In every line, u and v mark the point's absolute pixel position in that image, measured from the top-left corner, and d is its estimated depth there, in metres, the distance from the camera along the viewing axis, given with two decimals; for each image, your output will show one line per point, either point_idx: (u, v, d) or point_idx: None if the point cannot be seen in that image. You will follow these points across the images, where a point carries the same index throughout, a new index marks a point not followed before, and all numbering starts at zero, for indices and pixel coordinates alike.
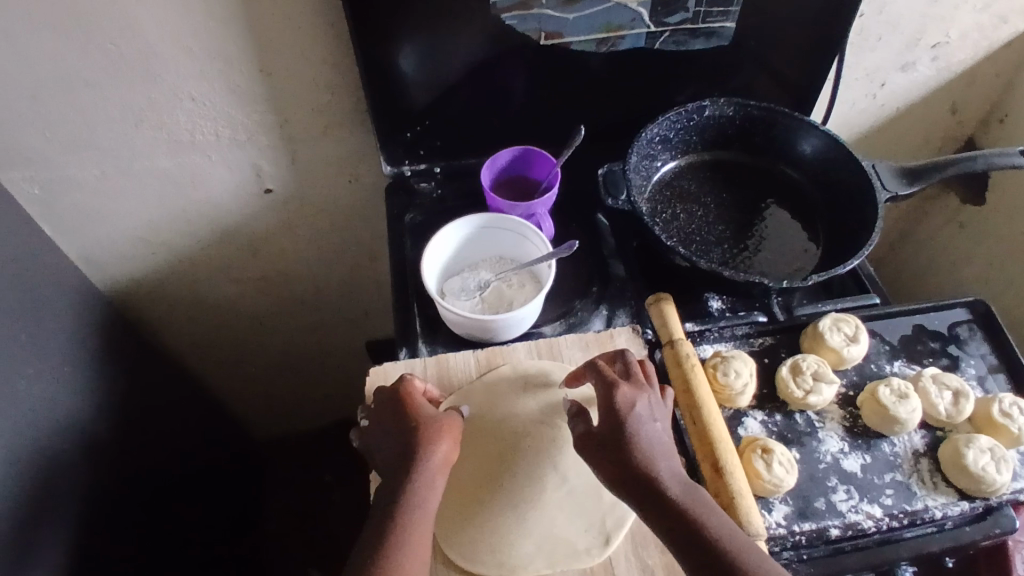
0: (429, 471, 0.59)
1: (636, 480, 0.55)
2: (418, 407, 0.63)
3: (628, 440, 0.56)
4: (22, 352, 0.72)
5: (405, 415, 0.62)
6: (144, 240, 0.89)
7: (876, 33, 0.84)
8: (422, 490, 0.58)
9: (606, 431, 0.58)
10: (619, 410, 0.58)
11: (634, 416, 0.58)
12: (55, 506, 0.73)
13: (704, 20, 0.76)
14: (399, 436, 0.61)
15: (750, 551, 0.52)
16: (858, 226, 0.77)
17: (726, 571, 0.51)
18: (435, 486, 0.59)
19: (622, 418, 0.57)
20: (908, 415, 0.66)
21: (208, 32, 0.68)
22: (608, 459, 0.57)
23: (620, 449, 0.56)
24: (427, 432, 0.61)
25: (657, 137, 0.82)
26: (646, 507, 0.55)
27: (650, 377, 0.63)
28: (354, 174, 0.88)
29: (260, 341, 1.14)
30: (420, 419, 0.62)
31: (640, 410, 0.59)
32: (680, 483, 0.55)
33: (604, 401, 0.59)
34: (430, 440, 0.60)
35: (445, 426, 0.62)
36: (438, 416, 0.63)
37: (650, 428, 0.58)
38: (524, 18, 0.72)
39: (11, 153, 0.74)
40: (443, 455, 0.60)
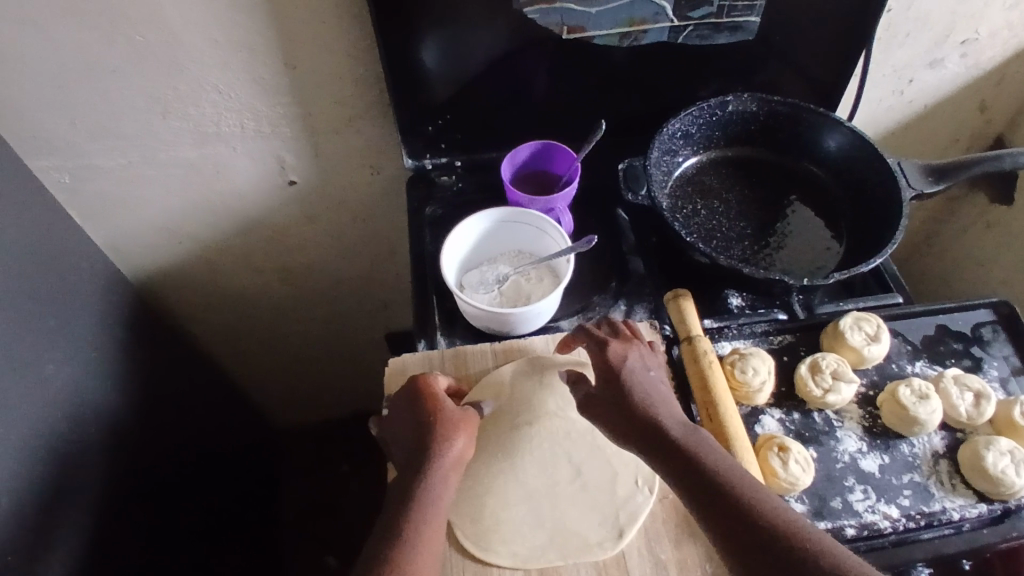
0: (445, 464, 0.60)
1: (638, 427, 0.60)
2: (442, 400, 0.64)
3: (625, 390, 0.61)
4: (49, 337, 0.74)
5: (426, 410, 0.63)
6: (169, 229, 0.91)
7: (904, 29, 0.83)
8: (437, 484, 0.59)
9: (603, 386, 0.63)
10: (612, 364, 0.63)
11: (626, 367, 0.63)
12: (77, 487, 0.75)
13: (728, 15, 0.75)
14: (419, 430, 0.62)
15: (749, 482, 0.56)
16: (881, 224, 0.76)
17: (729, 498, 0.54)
18: (450, 483, 0.60)
19: (616, 370, 0.62)
20: (927, 416, 0.66)
21: (233, 24, 0.69)
22: (611, 412, 0.61)
23: (620, 400, 0.61)
24: (447, 429, 0.62)
25: (679, 132, 0.81)
26: (650, 453, 0.59)
27: (636, 331, 0.67)
28: (375, 167, 0.89)
29: (282, 331, 1.16)
30: (442, 415, 0.62)
31: (632, 360, 0.64)
32: (681, 426, 0.59)
33: (597, 357, 0.64)
34: (450, 435, 0.61)
35: (464, 424, 0.63)
36: (458, 412, 0.64)
37: (643, 377, 0.63)
38: (547, 11, 0.72)
39: (41, 141, 0.76)
40: (458, 453, 0.62)
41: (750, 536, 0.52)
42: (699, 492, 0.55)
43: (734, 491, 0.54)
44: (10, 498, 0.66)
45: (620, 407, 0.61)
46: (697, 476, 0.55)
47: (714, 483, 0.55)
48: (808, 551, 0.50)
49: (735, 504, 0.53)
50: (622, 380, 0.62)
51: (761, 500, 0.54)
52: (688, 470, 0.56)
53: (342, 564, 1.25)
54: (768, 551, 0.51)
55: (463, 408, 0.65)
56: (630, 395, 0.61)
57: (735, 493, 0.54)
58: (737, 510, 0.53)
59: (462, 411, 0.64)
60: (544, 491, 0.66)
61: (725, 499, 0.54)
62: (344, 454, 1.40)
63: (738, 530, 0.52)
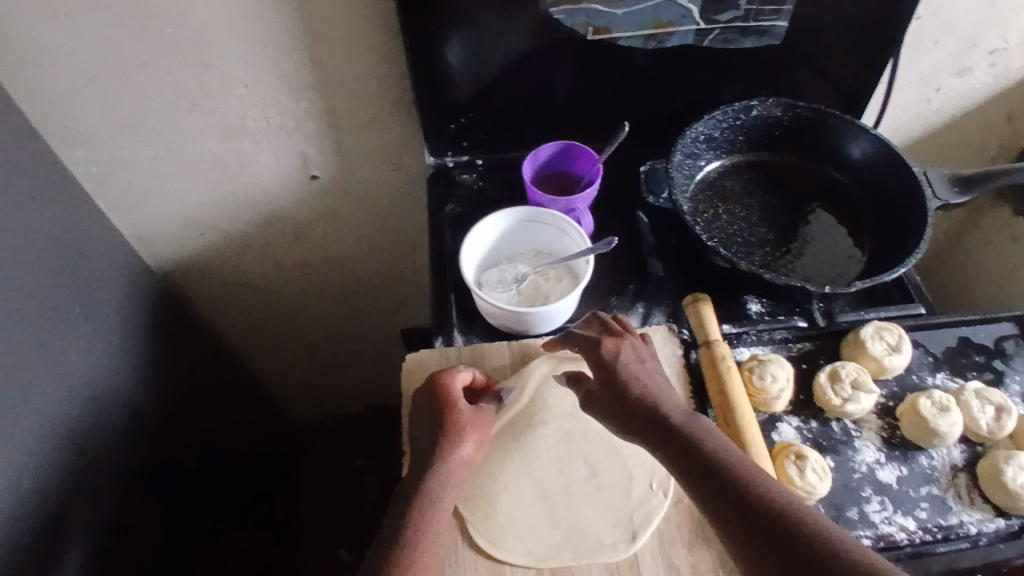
0: (454, 466, 0.62)
1: (641, 420, 0.60)
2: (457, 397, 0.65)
3: (624, 385, 0.62)
4: (73, 324, 0.75)
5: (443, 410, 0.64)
6: (193, 222, 0.92)
7: (933, 36, 0.82)
8: (445, 485, 0.61)
9: (601, 383, 0.63)
10: (606, 361, 0.63)
11: (621, 362, 0.63)
12: (96, 472, 0.76)
13: (755, 19, 0.75)
14: (431, 429, 0.63)
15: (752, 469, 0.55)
16: (906, 233, 0.76)
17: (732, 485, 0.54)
18: (456, 485, 0.62)
19: (611, 366, 0.63)
20: (947, 429, 0.65)
21: (262, 20, 0.69)
22: (613, 411, 0.62)
23: (619, 396, 0.61)
24: (459, 430, 0.63)
25: (702, 135, 0.81)
26: (654, 444, 0.59)
27: (627, 324, 0.67)
28: (397, 164, 0.89)
29: (299, 325, 1.16)
30: (457, 415, 0.63)
31: (625, 356, 0.64)
32: (684, 413, 0.60)
33: (591, 356, 0.64)
34: (460, 437, 0.63)
35: (474, 427, 0.65)
36: (471, 413, 0.65)
37: (639, 370, 0.63)
38: (573, 12, 0.72)
39: (70, 132, 0.77)
40: (465, 456, 0.63)
41: (761, 532, 0.51)
42: (703, 481, 0.55)
43: (736, 476, 0.54)
44: (34, 481, 0.67)
45: (622, 405, 0.61)
46: (700, 464, 0.56)
47: (717, 471, 0.55)
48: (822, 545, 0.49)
49: (744, 499, 0.53)
50: (620, 376, 0.62)
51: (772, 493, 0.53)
52: (694, 465, 0.56)
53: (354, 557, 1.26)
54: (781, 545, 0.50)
55: (476, 410, 0.66)
56: (630, 391, 0.61)
57: (738, 479, 0.54)
58: (747, 505, 0.52)
59: (475, 413, 0.66)
60: (559, 492, 0.66)
61: (734, 494, 0.53)
62: (359, 448, 1.40)
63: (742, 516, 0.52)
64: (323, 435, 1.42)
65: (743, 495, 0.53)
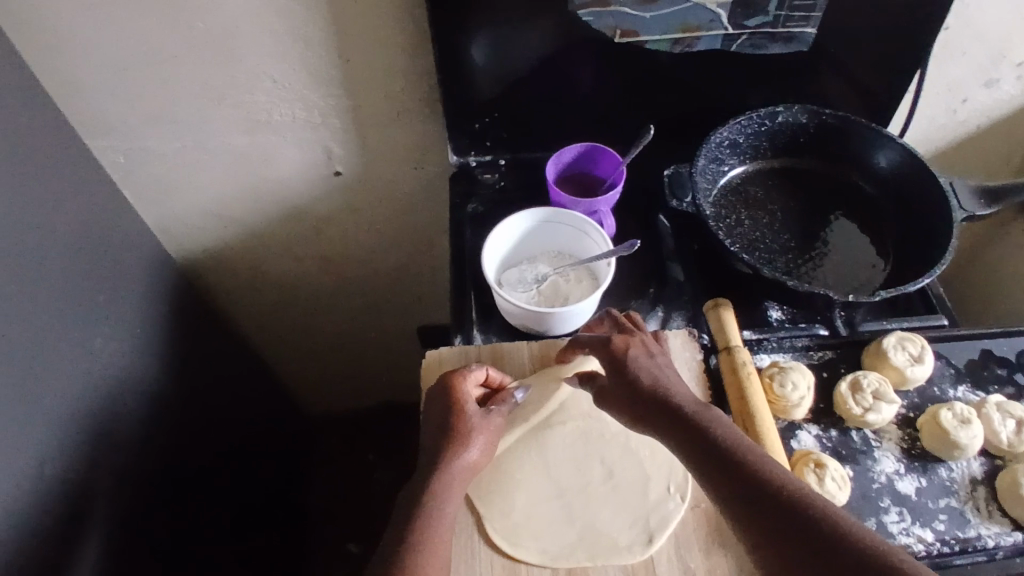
0: (459, 469, 0.62)
1: (652, 410, 0.60)
2: (467, 399, 0.65)
3: (634, 375, 0.62)
4: (97, 311, 0.76)
5: (451, 413, 0.64)
6: (216, 214, 0.93)
7: (961, 47, 0.81)
8: (449, 489, 0.61)
9: (612, 375, 0.63)
10: (616, 354, 0.63)
11: (631, 355, 0.63)
12: (113, 459, 0.77)
13: (784, 25, 0.75)
14: (439, 431, 0.63)
15: (762, 455, 0.55)
16: (930, 244, 0.75)
17: (742, 469, 0.54)
18: (460, 490, 0.62)
19: (621, 359, 0.63)
20: (969, 441, 0.64)
21: (292, 15, 0.70)
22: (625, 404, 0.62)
23: (630, 387, 0.62)
24: (466, 434, 0.63)
25: (726, 140, 0.81)
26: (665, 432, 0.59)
27: (638, 322, 0.68)
28: (419, 162, 0.90)
29: (317, 319, 1.17)
30: (464, 419, 0.63)
31: (636, 351, 0.64)
32: (695, 402, 0.60)
33: (603, 351, 0.64)
34: (467, 441, 0.63)
35: (481, 432, 0.64)
36: (479, 416, 0.65)
37: (650, 363, 0.63)
38: (601, 14, 0.72)
39: (99, 122, 0.78)
40: (471, 460, 0.63)
41: (771, 518, 0.51)
42: (714, 467, 0.55)
43: (745, 461, 0.54)
44: (55, 465, 0.68)
45: (633, 398, 0.61)
46: (711, 449, 0.56)
47: (727, 456, 0.55)
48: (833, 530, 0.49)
49: (755, 487, 0.53)
50: (630, 369, 0.62)
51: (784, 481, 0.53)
52: (706, 451, 0.56)
53: (363, 551, 1.26)
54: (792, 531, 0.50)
55: (485, 413, 0.65)
56: (640, 382, 0.62)
57: (747, 464, 0.54)
58: (758, 492, 0.52)
59: (484, 416, 0.65)
60: (575, 492, 0.66)
61: (745, 482, 0.53)
62: (371, 443, 1.41)
63: (752, 500, 0.52)
64: (335, 428, 1.42)
65: (754, 482, 0.53)
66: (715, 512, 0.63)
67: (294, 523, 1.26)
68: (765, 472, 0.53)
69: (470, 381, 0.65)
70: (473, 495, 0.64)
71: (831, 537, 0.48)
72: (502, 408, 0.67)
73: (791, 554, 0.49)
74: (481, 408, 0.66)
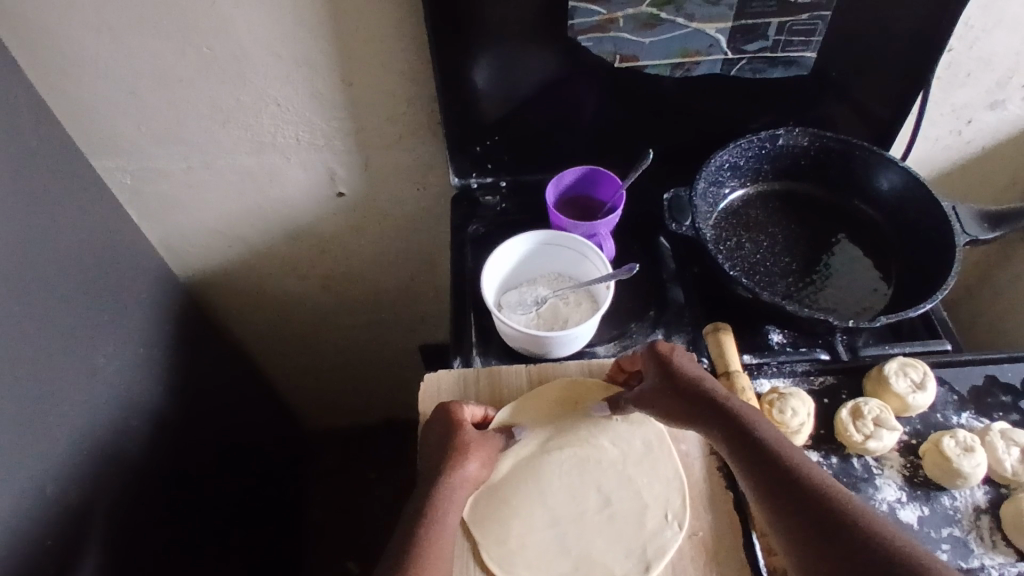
0: (458, 483, 0.61)
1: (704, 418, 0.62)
2: (463, 416, 0.64)
3: (684, 385, 0.63)
4: (101, 331, 0.76)
5: (451, 431, 0.63)
6: (221, 233, 0.94)
7: (965, 69, 0.81)
8: (448, 503, 0.60)
9: (660, 382, 0.64)
10: (666, 365, 0.63)
11: (680, 365, 0.63)
12: (114, 477, 0.77)
13: (784, 50, 0.75)
14: (438, 450, 0.62)
15: (805, 464, 0.58)
16: (934, 268, 0.75)
17: (790, 480, 0.56)
18: (461, 504, 0.61)
19: (672, 369, 0.63)
20: (972, 470, 0.63)
21: (297, 39, 0.71)
22: (669, 401, 0.64)
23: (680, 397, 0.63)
24: (463, 448, 0.62)
25: (726, 163, 0.81)
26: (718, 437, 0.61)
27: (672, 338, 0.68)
28: (422, 184, 0.91)
29: (320, 337, 1.17)
30: (461, 436, 0.63)
31: (680, 357, 0.64)
32: (745, 409, 0.61)
33: (651, 360, 0.64)
34: (464, 455, 0.62)
35: (478, 447, 0.64)
36: (476, 435, 0.64)
37: (695, 371, 0.63)
38: (601, 40, 0.73)
39: (107, 143, 0.79)
40: (470, 475, 0.62)
41: (819, 525, 0.53)
42: (765, 475, 0.57)
43: (795, 473, 0.56)
44: (54, 481, 0.68)
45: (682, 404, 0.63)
46: (762, 459, 0.58)
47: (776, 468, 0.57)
48: (868, 534, 0.52)
49: (802, 494, 0.55)
50: (681, 380, 0.63)
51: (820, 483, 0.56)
52: (757, 458, 0.58)
53: (362, 570, 1.25)
54: (829, 531, 0.53)
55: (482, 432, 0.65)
56: (690, 393, 0.62)
57: (794, 475, 0.56)
58: (804, 500, 0.55)
59: (480, 436, 0.65)
60: (570, 520, 0.64)
61: (791, 489, 0.56)
62: (371, 460, 1.41)
63: (801, 508, 0.55)
64: (336, 446, 1.42)
65: (803, 491, 0.55)
66: (713, 540, 0.62)
67: (294, 541, 1.25)
68: (808, 478, 0.56)
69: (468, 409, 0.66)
70: (470, 521, 0.63)
71: (865, 541, 0.52)
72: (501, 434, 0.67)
73: (828, 554, 0.52)
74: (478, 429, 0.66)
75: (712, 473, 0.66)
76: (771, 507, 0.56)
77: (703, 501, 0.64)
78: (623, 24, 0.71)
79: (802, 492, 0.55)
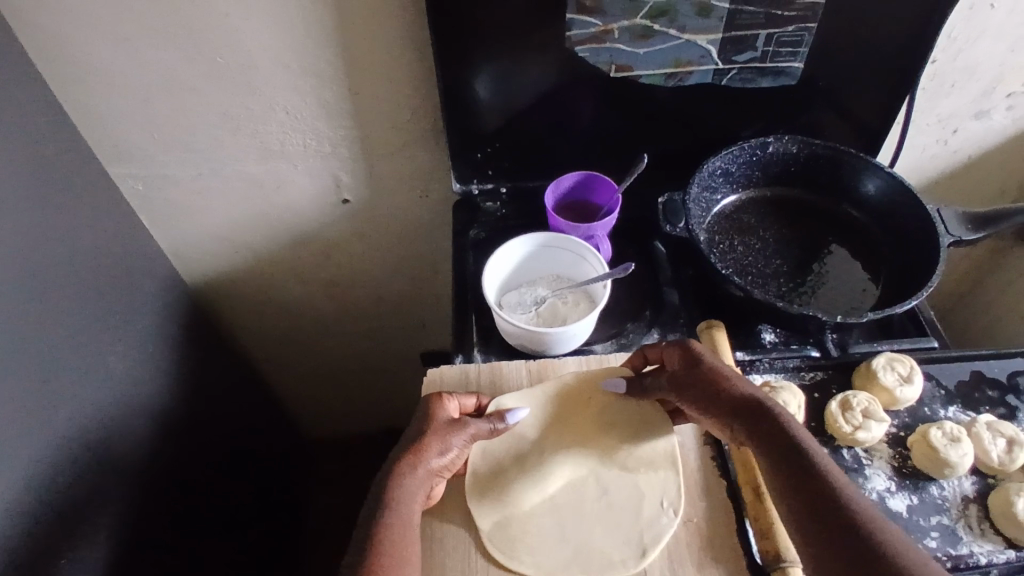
0: (424, 476, 0.61)
1: (728, 408, 0.62)
2: (442, 411, 0.65)
3: (710, 377, 0.63)
4: (110, 331, 0.79)
5: (424, 423, 0.64)
6: (228, 240, 0.97)
7: (950, 79, 0.85)
8: (408, 495, 0.59)
9: (686, 372, 0.65)
10: (695, 357, 0.65)
11: (707, 358, 0.64)
12: (120, 473, 0.79)
13: (773, 60, 0.79)
14: (405, 442, 0.62)
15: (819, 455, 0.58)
16: (920, 268, 0.77)
17: (805, 470, 0.57)
18: (418, 496, 0.60)
19: (700, 362, 0.64)
20: (959, 459, 0.64)
21: (306, 49, 0.74)
22: (691, 390, 0.64)
23: (704, 387, 0.63)
24: (427, 441, 0.62)
25: (719, 169, 0.84)
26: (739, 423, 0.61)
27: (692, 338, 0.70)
28: (424, 191, 0.93)
29: (322, 344, 1.19)
30: (432, 429, 0.63)
31: (706, 353, 0.65)
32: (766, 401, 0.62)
33: (679, 355, 0.66)
34: (433, 448, 0.62)
35: (445, 440, 0.63)
36: (445, 427, 0.64)
37: (721, 365, 0.65)
38: (597, 51, 0.76)
39: (120, 149, 0.82)
40: (431, 467, 0.62)
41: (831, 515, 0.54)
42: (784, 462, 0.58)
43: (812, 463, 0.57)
44: (62, 472, 0.69)
45: (704, 394, 0.63)
46: (783, 446, 0.59)
47: (794, 457, 0.58)
48: (887, 552, 0.51)
49: (816, 484, 0.56)
50: (707, 372, 0.64)
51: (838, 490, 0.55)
52: (776, 446, 0.59)
53: None
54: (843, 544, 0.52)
55: (453, 424, 0.65)
56: (715, 383, 0.63)
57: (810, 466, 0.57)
58: (818, 491, 0.55)
59: (453, 426, 0.64)
60: (569, 507, 0.66)
61: (806, 478, 0.56)
62: (371, 468, 1.41)
63: (814, 497, 0.55)
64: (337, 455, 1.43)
65: (816, 481, 0.56)
66: (707, 527, 0.63)
67: (294, 549, 1.26)
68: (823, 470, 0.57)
69: (451, 403, 0.66)
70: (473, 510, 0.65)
71: (882, 559, 0.51)
72: (476, 424, 0.66)
73: (842, 568, 0.52)
74: (451, 419, 0.65)
75: (707, 463, 0.68)
76: (790, 506, 0.56)
77: (698, 490, 0.66)
78: (618, 35, 0.75)
79: (819, 497, 0.55)
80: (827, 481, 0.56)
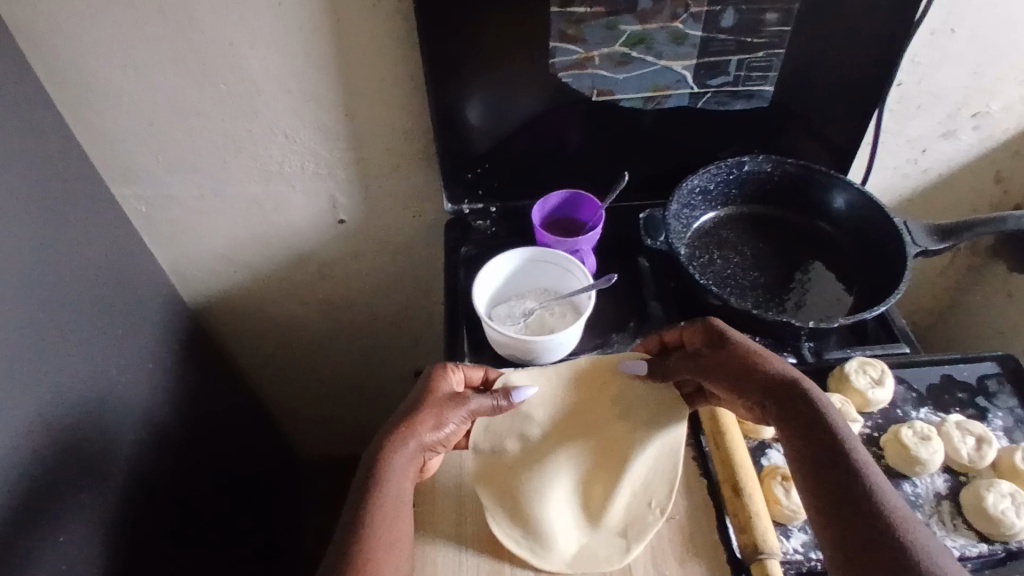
0: (418, 445, 0.63)
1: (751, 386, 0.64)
2: (443, 382, 0.67)
3: (734, 354, 0.66)
4: (111, 344, 0.82)
5: (423, 395, 0.66)
6: (228, 259, 1.00)
7: (916, 102, 0.90)
8: (401, 462, 0.61)
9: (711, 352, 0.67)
10: (722, 337, 0.67)
11: (734, 338, 0.67)
12: (117, 485, 0.81)
13: (745, 84, 0.84)
14: (404, 411, 0.65)
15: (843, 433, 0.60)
16: (890, 276, 0.81)
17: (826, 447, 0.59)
18: (411, 463, 0.62)
19: (727, 341, 0.66)
20: (929, 456, 0.68)
21: (305, 75, 0.79)
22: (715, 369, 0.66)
23: (727, 364, 0.66)
24: (422, 412, 0.65)
25: (698, 188, 0.88)
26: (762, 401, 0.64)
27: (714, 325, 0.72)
28: (418, 211, 0.97)
29: (318, 363, 1.22)
30: (430, 400, 0.66)
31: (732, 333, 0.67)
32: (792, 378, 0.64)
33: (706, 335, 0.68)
34: (427, 419, 0.65)
35: (439, 412, 0.66)
36: (442, 399, 0.67)
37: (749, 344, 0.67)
38: (580, 77, 0.81)
39: (126, 172, 0.86)
40: (425, 438, 0.64)
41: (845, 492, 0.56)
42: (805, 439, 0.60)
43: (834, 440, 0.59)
44: (63, 479, 0.72)
45: (727, 371, 0.66)
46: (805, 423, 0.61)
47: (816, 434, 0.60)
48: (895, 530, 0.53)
49: (832, 462, 0.58)
50: (732, 350, 0.66)
51: (861, 469, 0.57)
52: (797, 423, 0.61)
53: None
54: (864, 522, 0.54)
55: (452, 398, 0.67)
56: (740, 361, 0.65)
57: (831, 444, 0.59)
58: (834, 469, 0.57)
59: (451, 400, 0.67)
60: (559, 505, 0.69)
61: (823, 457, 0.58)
62: None
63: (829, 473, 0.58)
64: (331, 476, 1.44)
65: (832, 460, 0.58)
66: (688, 525, 0.67)
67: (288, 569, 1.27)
68: (843, 448, 0.58)
69: (456, 374, 0.69)
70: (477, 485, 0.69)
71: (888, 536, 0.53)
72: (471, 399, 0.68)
73: (850, 541, 0.54)
74: (451, 393, 0.68)
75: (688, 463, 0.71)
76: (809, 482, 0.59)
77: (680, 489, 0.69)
78: (598, 62, 0.80)
79: (834, 475, 0.57)
80: (844, 460, 0.58)
